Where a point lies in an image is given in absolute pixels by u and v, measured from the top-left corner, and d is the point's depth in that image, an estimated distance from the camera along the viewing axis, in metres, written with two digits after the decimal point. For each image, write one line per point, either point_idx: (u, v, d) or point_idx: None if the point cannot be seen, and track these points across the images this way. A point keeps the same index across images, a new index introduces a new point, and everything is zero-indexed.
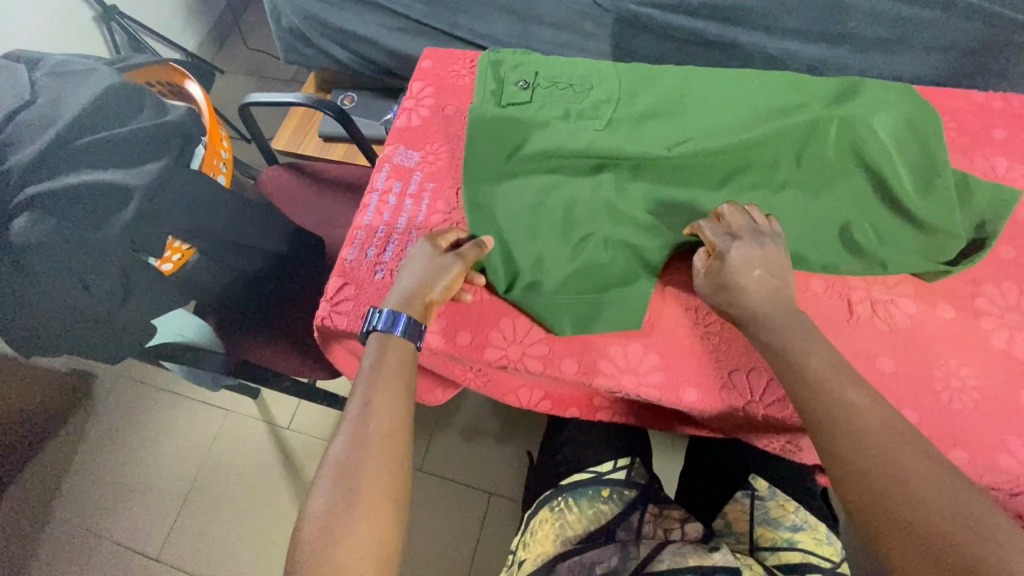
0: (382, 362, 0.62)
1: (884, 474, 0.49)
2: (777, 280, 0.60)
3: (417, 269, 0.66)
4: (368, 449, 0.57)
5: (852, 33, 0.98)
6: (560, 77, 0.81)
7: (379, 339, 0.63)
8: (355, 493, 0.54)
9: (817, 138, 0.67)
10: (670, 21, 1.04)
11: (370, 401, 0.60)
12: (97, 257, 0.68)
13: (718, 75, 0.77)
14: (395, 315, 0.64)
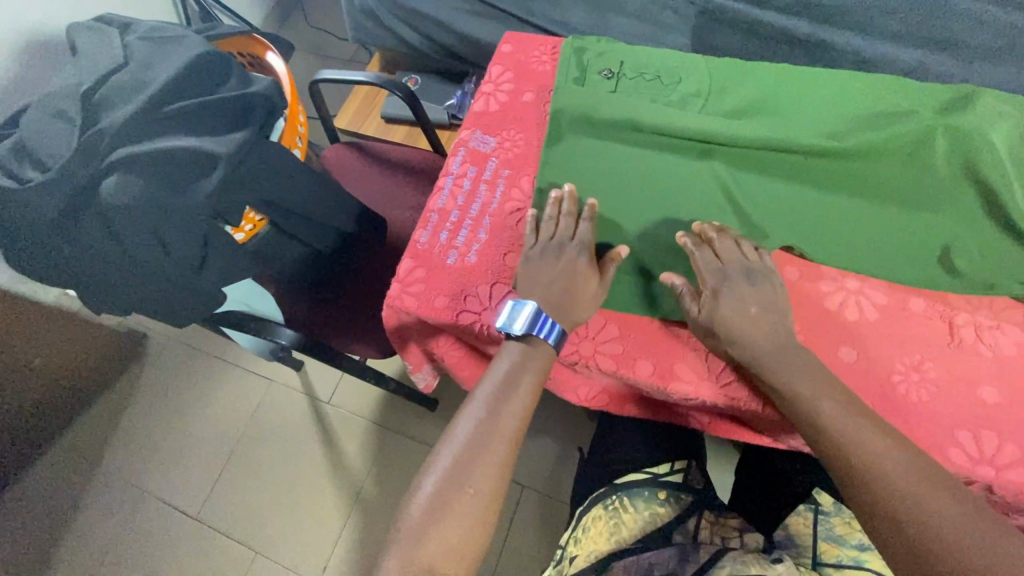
0: (524, 368, 0.62)
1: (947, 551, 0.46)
2: (770, 312, 0.60)
3: (561, 277, 0.64)
4: (489, 441, 0.58)
5: (955, 41, 0.92)
6: (646, 67, 0.79)
7: (522, 350, 0.63)
8: (473, 480, 0.56)
9: (923, 150, 0.64)
10: (755, 17, 1.00)
11: (498, 402, 0.60)
12: (182, 223, 0.70)
13: (817, 75, 0.73)
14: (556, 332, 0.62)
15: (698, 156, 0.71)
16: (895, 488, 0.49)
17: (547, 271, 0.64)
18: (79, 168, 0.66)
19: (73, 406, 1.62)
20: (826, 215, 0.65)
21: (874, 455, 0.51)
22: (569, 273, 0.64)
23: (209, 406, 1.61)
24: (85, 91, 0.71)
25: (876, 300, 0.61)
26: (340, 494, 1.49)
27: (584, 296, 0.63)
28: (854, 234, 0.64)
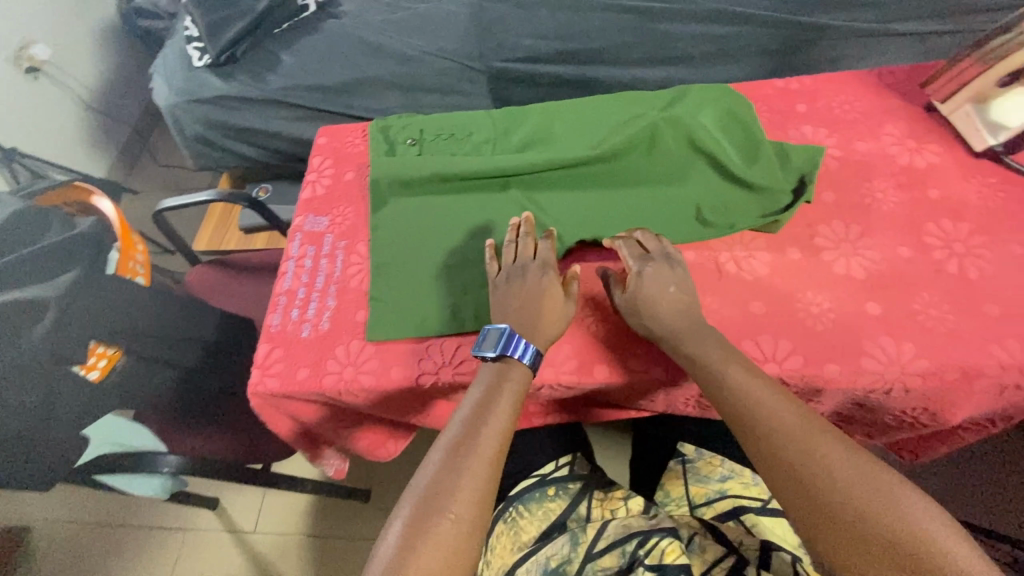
0: (500, 387, 0.64)
1: (871, 512, 0.49)
2: (683, 297, 0.68)
3: (531, 296, 0.69)
4: (465, 470, 0.57)
5: (686, 55, 1.14)
6: (442, 130, 0.92)
7: (498, 366, 0.65)
8: (451, 500, 0.55)
9: (658, 140, 0.81)
10: (533, 71, 1.18)
11: (475, 430, 0.60)
12: (16, 375, 0.69)
13: (574, 104, 0.89)
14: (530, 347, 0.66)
15: (498, 189, 0.85)
16: (817, 460, 0.53)
17: (516, 287, 0.70)
18: None
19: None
20: (604, 208, 0.79)
21: (796, 431, 0.56)
22: (530, 294, 0.69)
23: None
24: None
25: None
26: None
27: (553, 313, 0.68)
28: (629, 216, 0.78)
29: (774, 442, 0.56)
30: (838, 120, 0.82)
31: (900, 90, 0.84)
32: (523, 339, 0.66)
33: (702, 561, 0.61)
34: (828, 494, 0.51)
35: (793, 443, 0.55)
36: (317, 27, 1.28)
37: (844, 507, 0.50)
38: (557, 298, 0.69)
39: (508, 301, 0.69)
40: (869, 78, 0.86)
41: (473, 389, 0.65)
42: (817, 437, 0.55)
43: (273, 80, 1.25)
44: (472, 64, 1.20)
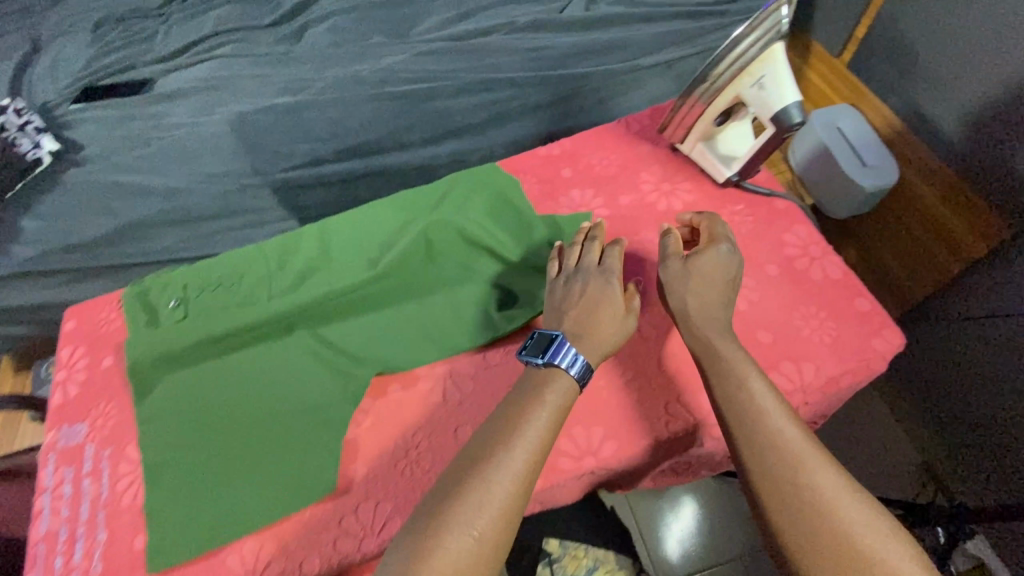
0: (543, 395, 0.59)
1: (838, 525, 0.49)
2: (727, 281, 0.67)
3: (593, 289, 0.67)
4: (493, 486, 0.52)
5: (466, 125, 1.15)
6: (209, 280, 0.83)
7: (545, 372, 0.61)
8: (480, 519, 0.50)
9: (434, 244, 0.78)
10: (319, 173, 1.12)
11: (511, 446, 0.55)
12: None
13: (346, 220, 0.84)
14: (581, 361, 0.61)
15: (281, 334, 0.76)
16: (797, 455, 0.53)
17: (586, 279, 0.68)
18: None
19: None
20: (395, 330, 0.74)
21: (789, 439, 0.54)
22: (594, 291, 0.67)
23: None
24: None
25: (463, 372, 0.71)
26: None
27: (602, 314, 0.65)
28: (422, 333, 0.74)
29: (758, 447, 0.54)
30: (600, 178, 0.86)
31: (646, 136, 0.89)
32: (571, 349, 0.62)
33: None
34: (797, 501, 0.51)
35: (779, 452, 0.54)
36: (60, 181, 1.12)
37: (809, 515, 0.50)
38: (614, 289, 0.68)
39: (573, 300, 0.67)
40: (618, 130, 0.90)
41: (528, 385, 0.61)
42: (809, 452, 0.53)
43: (18, 251, 1.07)
44: (251, 180, 1.11)
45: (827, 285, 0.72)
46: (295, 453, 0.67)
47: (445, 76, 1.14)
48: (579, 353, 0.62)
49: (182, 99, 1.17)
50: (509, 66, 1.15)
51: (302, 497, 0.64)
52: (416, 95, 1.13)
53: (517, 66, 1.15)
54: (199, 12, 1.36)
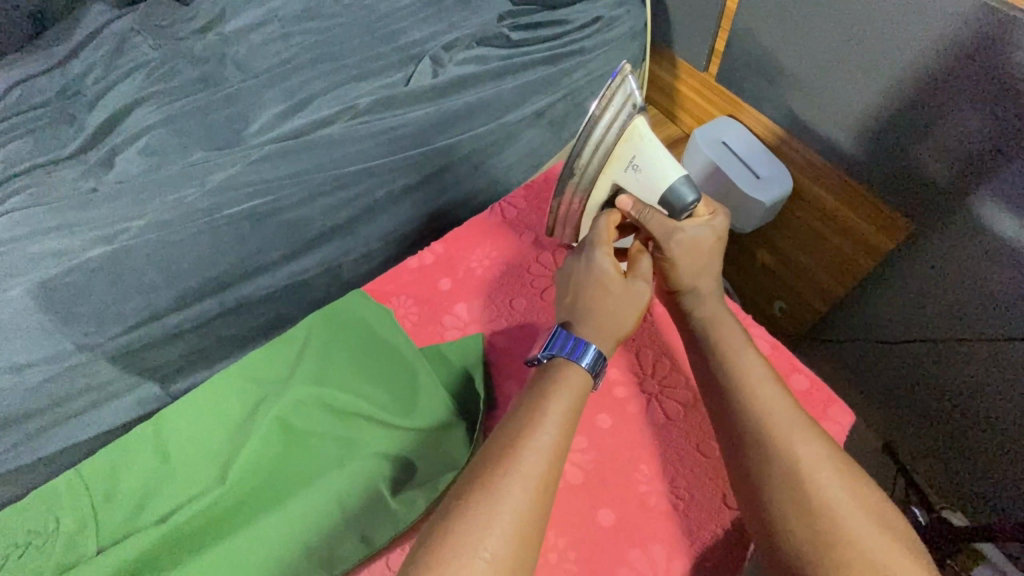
0: (555, 391, 0.57)
1: (819, 493, 0.52)
2: (715, 246, 0.67)
3: (584, 274, 0.65)
4: (525, 486, 0.49)
5: (329, 230, 1.02)
6: (10, 542, 0.62)
7: (561, 363, 0.59)
8: (493, 526, 0.47)
9: (295, 423, 0.63)
10: (167, 327, 0.95)
11: (538, 446, 0.52)
12: None
13: (183, 409, 0.68)
14: (586, 347, 0.60)
15: None
16: (787, 426, 0.56)
17: (579, 263, 0.65)
18: None
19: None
20: (269, 552, 0.58)
21: (779, 418, 0.57)
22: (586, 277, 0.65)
23: None
24: None
25: None
26: None
27: (597, 296, 0.63)
28: (305, 547, 0.58)
29: (750, 416, 0.58)
30: (483, 283, 0.75)
31: (522, 222, 0.79)
32: (566, 335, 0.60)
33: None
34: (783, 465, 0.54)
35: (769, 426, 0.56)
36: None
37: (796, 479, 0.53)
38: (610, 260, 0.64)
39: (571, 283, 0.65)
40: (492, 219, 0.79)
41: (540, 380, 0.58)
42: (796, 427, 0.56)
43: None
44: (77, 357, 0.90)
45: None
46: None
47: (292, 181, 0.99)
48: (590, 343, 0.60)
49: None
50: (361, 156, 1.01)
51: None
52: (261, 210, 0.97)
53: (371, 153, 1.01)
54: None
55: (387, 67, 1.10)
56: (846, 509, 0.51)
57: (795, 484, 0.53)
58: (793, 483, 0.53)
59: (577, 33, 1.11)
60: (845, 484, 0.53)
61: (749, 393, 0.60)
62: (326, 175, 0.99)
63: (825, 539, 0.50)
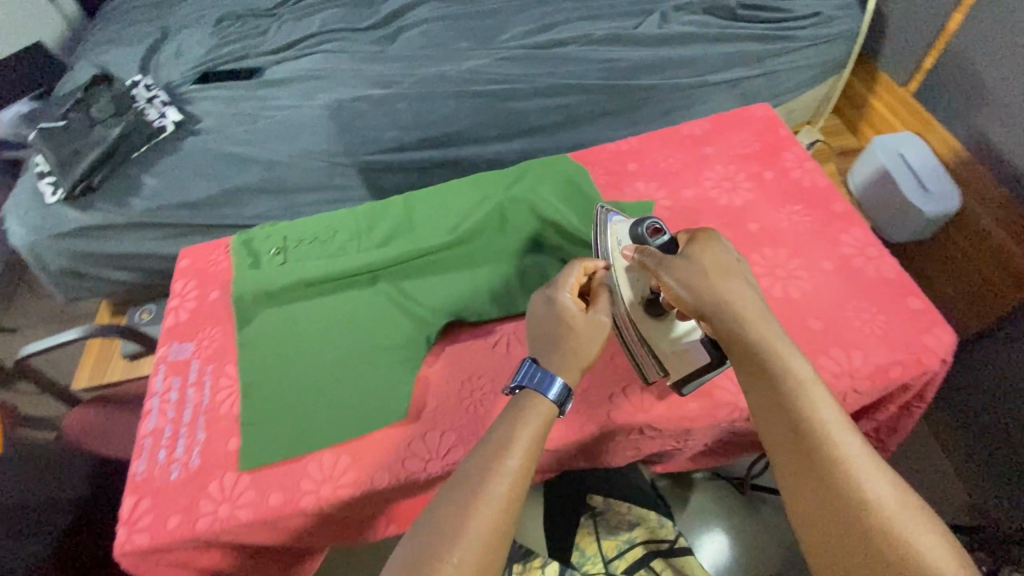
0: (523, 418, 0.58)
1: (880, 524, 0.49)
2: (728, 277, 0.62)
3: (549, 314, 0.66)
4: (477, 511, 0.51)
5: (536, 125, 1.23)
6: (305, 233, 0.93)
7: (528, 395, 0.59)
8: (457, 546, 0.49)
9: (508, 219, 0.86)
10: (400, 158, 1.22)
11: (489, 473, 0.53)
12: None
13: (426, 191, 0.94)
14: (551, 376, 0.60)
15: (365, 285, 0.86)
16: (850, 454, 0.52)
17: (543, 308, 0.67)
18: None
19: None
20: (467, 288, 0.83)
21: (846, 444, 0.53)
22: (556, 316, 0.65)
23: None
24: None
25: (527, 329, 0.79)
26: None
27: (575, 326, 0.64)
28: (489, 293, 0.82)
29: (805, 474, 0.53)
30: (665, 173, 0.91)
31: (710, 138, 0.95)
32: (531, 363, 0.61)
33: (615, 544, 0.77)
34: (846, 495, 0.51)
35: (833, 455, 0.52)
36: (179, 147, 1.28)
37: (858, 508, 0.50)
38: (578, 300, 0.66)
39: (540, 326, 0.66)
40: (686, 133, 0.96)
41: (506, 414, 0.59)
42: (859, 454, 0.52)
43: (137, 204, 1.23)
44: (340, 160, 1.23)
45: (881, 282, 0.76)
46: (372, 387, 0.75)
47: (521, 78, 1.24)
48: (557, 376, 0.60)
49: (288, 87, 1.34)
50: (580, 76, 1.23)
51: (374, 422, 0.72)
52: (496, 96, 1.23)
53: (588, 75, 1.23)
54: (306, 13, 1.53)
55: (619, 16, 1.33)
56: (907, 531, 0.48)
57: (855, 513, 0.50)
58: (851, 511, 0.50)
59: (795, 22, 1.27)
60: (931, 531, 0.49)
61: (807, 453, 0.53)
62: (547, 81, 1.23)
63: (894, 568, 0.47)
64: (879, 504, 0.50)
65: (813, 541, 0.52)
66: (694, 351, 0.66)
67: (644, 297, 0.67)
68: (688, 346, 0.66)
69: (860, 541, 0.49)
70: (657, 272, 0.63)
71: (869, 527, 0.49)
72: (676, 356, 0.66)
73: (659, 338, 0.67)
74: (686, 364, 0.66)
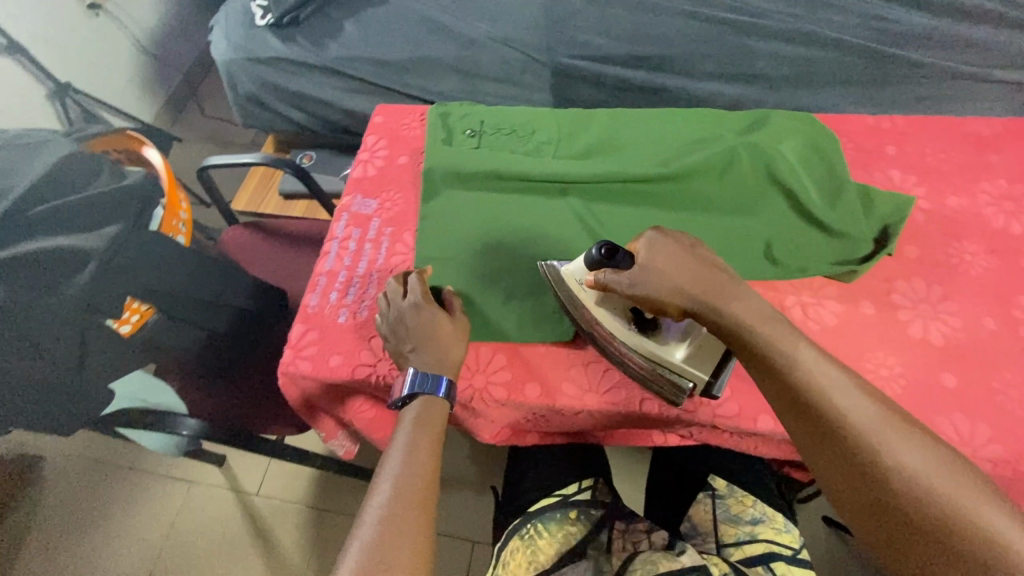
0: (409, 424, 0.64)
1: (921, 493, 0.47)
2: (682, 272, 0.58)
3: (419, 326, 0.66)
4: (405, 495, 0.58)
5: (762, 74, 1.09)
6: (504, 123, 0.88)
7: (420, 403, 0.65)
8: (388, 533, 0.55)
9: (734, 166, 0.75)
10: (600, 70, 1.12)
11: (406, 461, 0.61)
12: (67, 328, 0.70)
13: (643, 113, 0.85)
14: (437, 378, 0.65)
15: (556, 195, 0.80)
16: (871, 430, 0.50)
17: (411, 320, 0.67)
18: None
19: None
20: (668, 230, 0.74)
21: (860, 419, 0.51)
22: (422, 327, 0.66)
23: (105, 535, 1.40)
24: None
25: None
26: None
27: (444, 337, 0.67)
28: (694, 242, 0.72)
29: (846, 480, 0.50)
30: (930, 169, 0.77)
31: (991, 142, 0.79)
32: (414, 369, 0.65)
33: (736, 531, 0.73)
34: (878, 476, 0.49)
35: (854, 439, 0.50)
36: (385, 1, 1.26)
37: (893, 483, 0.48)
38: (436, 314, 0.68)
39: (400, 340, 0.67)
40: (965, 128, 0.80)
41: (404, 424, 0.64)
42: (878, 424, 0.50)
43: (334, 49, 1.23)
44: (538, 56, 1.16)
45: None
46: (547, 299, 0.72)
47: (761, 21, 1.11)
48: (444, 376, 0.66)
49: None
50: (830, 30, 1.09)
51: (540, 335, 0.70)
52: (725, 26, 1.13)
53: (839, 33, 1.09)
54: None
55: None
56: (941, 489, 0.47)
57: (893, 490, 0.48)
58: (886, 486, 0.48)
59: None
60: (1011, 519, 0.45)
61: (840, 457, 0.51)
62: (787, 27, 1.10)
63: (941, 531, 0.46)
64: (906, 471, 0.48)
65: (875, 541, 0.50)
66: (706, 346, 0.61)
67: (631, 318, 0.62)
68: (701, 338, 0.61)
69: (903, 511, 0.47)
70: (632, 295, 0.59)
71: (908, 497, 0.47)
72: (698, 353, 0.61)
73: (669, 354, 0.61)
74: (713, 355, 0.61)
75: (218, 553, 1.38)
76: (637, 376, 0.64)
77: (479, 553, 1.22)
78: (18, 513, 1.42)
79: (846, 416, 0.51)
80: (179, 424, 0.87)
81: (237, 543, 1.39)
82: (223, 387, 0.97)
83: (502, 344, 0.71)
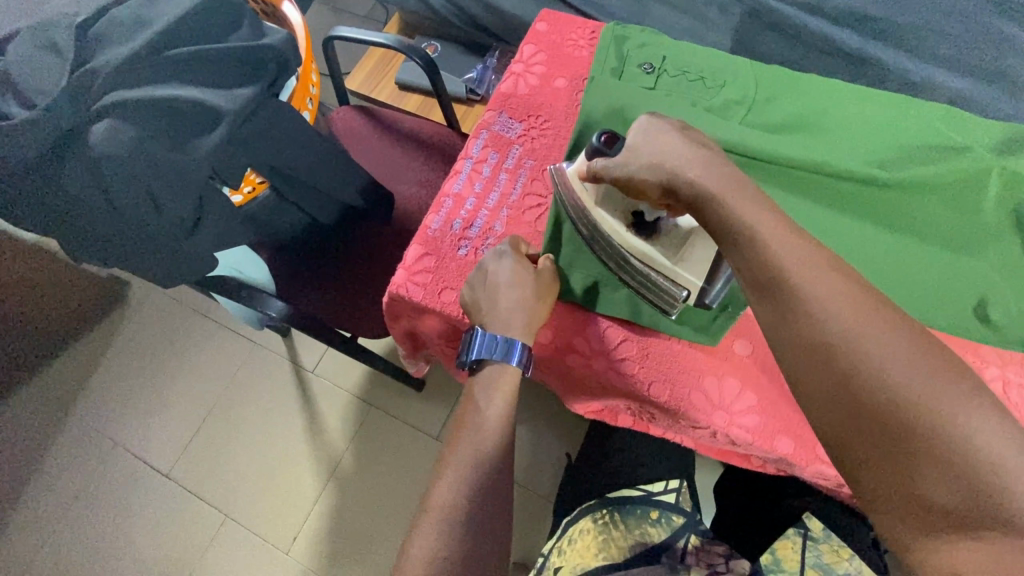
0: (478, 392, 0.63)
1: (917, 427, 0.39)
2: (672, 148, 0.51)
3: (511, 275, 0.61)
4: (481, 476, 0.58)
5: (1009, 71, 0.87)
6: (689, 66, 0.74)
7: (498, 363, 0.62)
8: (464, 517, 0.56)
9: (966, 191, 0.62)
10: (801, 24, 0.94)
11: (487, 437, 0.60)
12: (190, 189, 0.67)
13: (863, 94, 0.69)
14: (512, 347, 0.61)
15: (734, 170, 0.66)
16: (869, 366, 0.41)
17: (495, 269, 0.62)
18: (62, 107, 0.61)
19: (23, 365, 1.48)
20: (868, 248, 0.61)
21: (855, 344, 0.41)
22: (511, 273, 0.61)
23: (168, 372, 1.47)
24: (78, 24, 0.66)
25: None
26: (318, 486, 1.34)
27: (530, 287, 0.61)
28: (895, 268, 0.60)
29: (824, 393, 0.43)
30: None
31: None
32: (487, 337, 0.61)
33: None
34: (870, 413, 0.40)
35: (848, 382, 0.42)
36: None
37: (890, 420, 0.40)
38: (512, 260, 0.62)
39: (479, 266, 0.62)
40: None
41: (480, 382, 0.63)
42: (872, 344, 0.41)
43: None
44: None
45: None
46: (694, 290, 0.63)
47: (1014, 9, 0.90)
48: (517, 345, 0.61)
49: None
50: None
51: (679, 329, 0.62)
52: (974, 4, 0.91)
53: None
54: None
55: None
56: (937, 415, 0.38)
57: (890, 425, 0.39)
58: (882, 423, 0.40)
59: None
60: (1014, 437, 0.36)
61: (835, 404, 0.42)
62: None
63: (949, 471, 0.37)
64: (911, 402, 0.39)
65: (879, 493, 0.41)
66: (700, 248, 0.55)
67: (631, 220, 0.57)
68: (694, 240, 0.55)
69: (898, 451, 0.39)
70: (614, 179, 0.53)
71: (905, 434, 0.39)
72: (692, 258, 0.55)
73: (671, 261, 0.56)
74: (706, 262, 0.55)
75: (262, 420, 1.41)
76: (635, 283, 0.60)
77: (513, 493, 1.22)
78: (100, 330, 1.51)
79: (901, 381, 0.40)
80: (268, 303, 0.85)
81: (281, 413, 1.41)
82: (314, 277, 0.94)
83: (636, 329, 0.63)
